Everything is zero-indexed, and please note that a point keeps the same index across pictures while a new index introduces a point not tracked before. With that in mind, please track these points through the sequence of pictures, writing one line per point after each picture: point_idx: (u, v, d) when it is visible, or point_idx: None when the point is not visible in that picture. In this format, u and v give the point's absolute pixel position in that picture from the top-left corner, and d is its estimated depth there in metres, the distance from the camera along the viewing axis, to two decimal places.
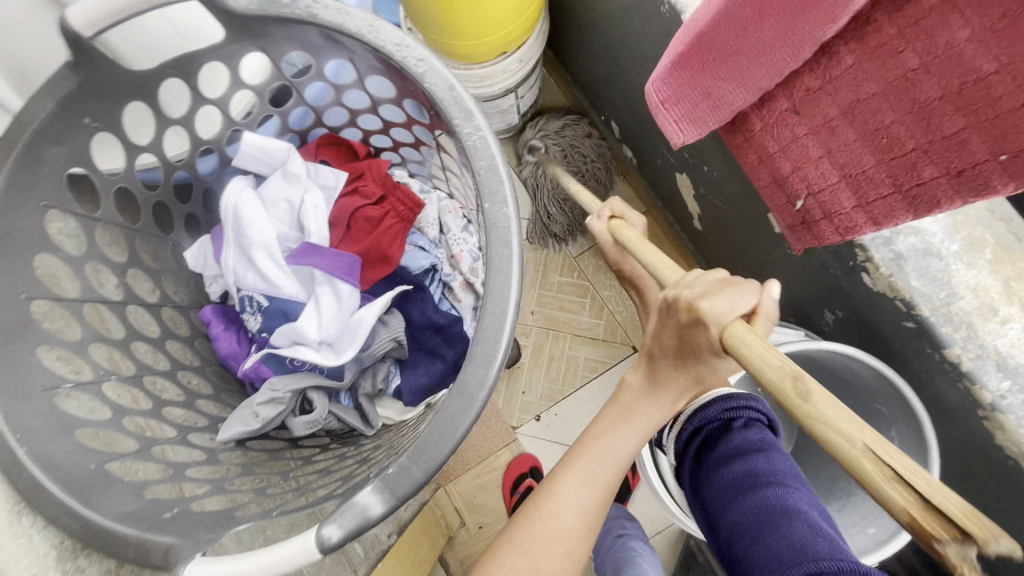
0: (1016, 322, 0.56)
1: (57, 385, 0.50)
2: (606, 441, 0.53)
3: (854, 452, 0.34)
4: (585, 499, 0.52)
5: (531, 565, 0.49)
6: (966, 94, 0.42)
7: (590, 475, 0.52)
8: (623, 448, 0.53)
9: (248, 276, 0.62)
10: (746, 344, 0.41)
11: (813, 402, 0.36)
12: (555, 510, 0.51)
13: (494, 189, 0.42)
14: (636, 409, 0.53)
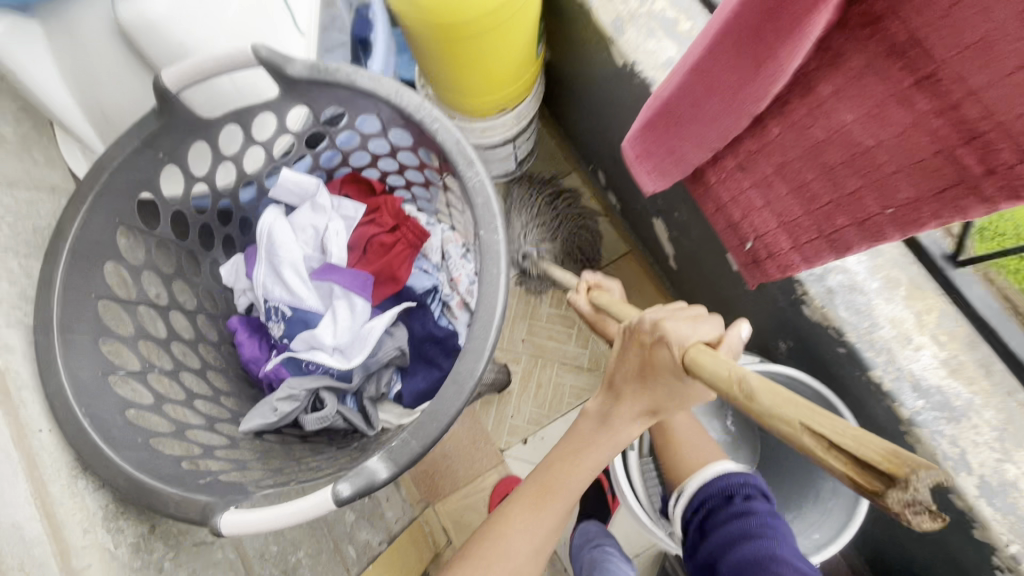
0: (927, 349, 0.66)
1: (112, 371, 0.59)
2: (558, 472, 0.60)
3: (795, 424, 0.36)
4: (536, 527, 0.58)
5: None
6: (858, 162, 0.54)
7: (543, 499, 0.59)
8: (575, 479, 0.59)
9: (276, 289, 0.72)
10: (700, 354, 0.47)
11: (752, 392, 0.40)
12: (509, 529, 0.58)
13: (489, 220, 0.53)
14: (589, 441, 0.59)
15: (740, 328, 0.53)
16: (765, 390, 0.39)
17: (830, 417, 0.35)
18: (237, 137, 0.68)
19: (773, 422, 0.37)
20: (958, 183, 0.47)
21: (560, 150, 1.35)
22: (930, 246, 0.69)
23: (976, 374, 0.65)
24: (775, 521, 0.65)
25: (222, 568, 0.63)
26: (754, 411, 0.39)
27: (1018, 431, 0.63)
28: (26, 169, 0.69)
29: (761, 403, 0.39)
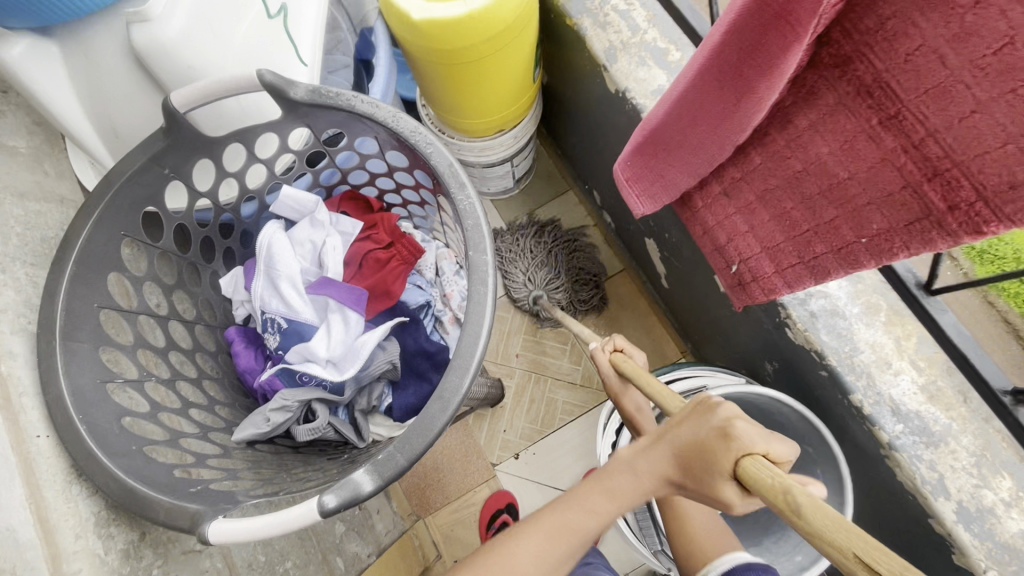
0: (906, 374, 0.68)
1: (111, 380, 0.61)
2: (579, 507, 0.51)
3: (848, 553, 0.37)
4: (544, 560, 0.50)
5: None
6: (834, 193, 0.56)
7: (556, 534, 0.51)
8: (593, 519, 0.51)
9: (273, 301, 0.74)
10: (759, 469, 0.43)
11: (803, 513, 0.40)
12: (512, 554, 0.50)
13: (478, 241, 0.55)
14: (615, 483, 0.51)
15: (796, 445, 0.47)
16: (819, 514, 0.40)
17: (885, 556, 0.36)
18: (241, 155, 0.71)
19: (825, 545, 0.38)
20: (925, 216, 0.49)
21: (558, 169, 1.39)
22: (905, 275, 0.70)
23: (954, 400, 0.66)
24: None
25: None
26: (801, 528, 0.40)
27: (995, 457, 0.64)
28: (37, 181, 0.72)
29: (815, 526, 0.39)
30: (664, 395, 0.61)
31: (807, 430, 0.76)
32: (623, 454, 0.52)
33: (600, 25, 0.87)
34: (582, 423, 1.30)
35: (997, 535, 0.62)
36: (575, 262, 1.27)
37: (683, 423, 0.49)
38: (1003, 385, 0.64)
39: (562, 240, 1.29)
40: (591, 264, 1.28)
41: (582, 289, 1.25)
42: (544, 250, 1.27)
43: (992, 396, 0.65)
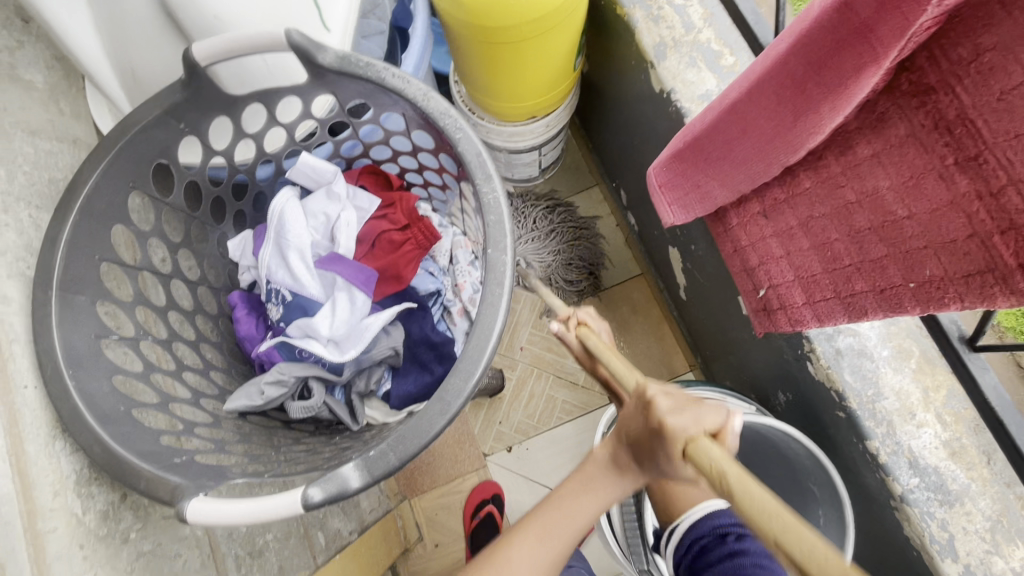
0: (929, 428, 0.64)
1: (106, 336, 0.59)
2: (565, 507, 0.53)
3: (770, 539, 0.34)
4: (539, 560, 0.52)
5: None
6: (887, 230, 0.52)
7: (545, 536, 0.53)
8: (583, 514, 0.53)
9: (279, 271, 0.72)
10: (695, 454, 0.41)
11: (732, 499, 0.37)
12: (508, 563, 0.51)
13: (498, 239, 0.52)
14: (597, 484, 0.53)
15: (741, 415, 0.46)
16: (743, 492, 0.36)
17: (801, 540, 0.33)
18: (261, 115, 0.68)
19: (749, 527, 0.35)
20: (988, 270, 0.45)
21: (586, 163, 1.35)
22: (949, 326, 0.66)
23: (977, 460, 0.63)
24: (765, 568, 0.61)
25: (187, 545, 0.62)
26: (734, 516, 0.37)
27: (1012, 525, 0.61)
28: (51, 120, 0.69)
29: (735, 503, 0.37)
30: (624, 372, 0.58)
31: (813, 468, 0.72)
32: (594, 456, 0.54)
33: (653, 18, 0.82)
34: (579, 424, 1.28)
35: None
36: (573, 248, 1.26)
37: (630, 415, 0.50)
38: None
39: (568, 225, 1.27)
40: (590, 253, 1.26)
41: (570, 271, 1.23)
42: (547, 227, 1.26)
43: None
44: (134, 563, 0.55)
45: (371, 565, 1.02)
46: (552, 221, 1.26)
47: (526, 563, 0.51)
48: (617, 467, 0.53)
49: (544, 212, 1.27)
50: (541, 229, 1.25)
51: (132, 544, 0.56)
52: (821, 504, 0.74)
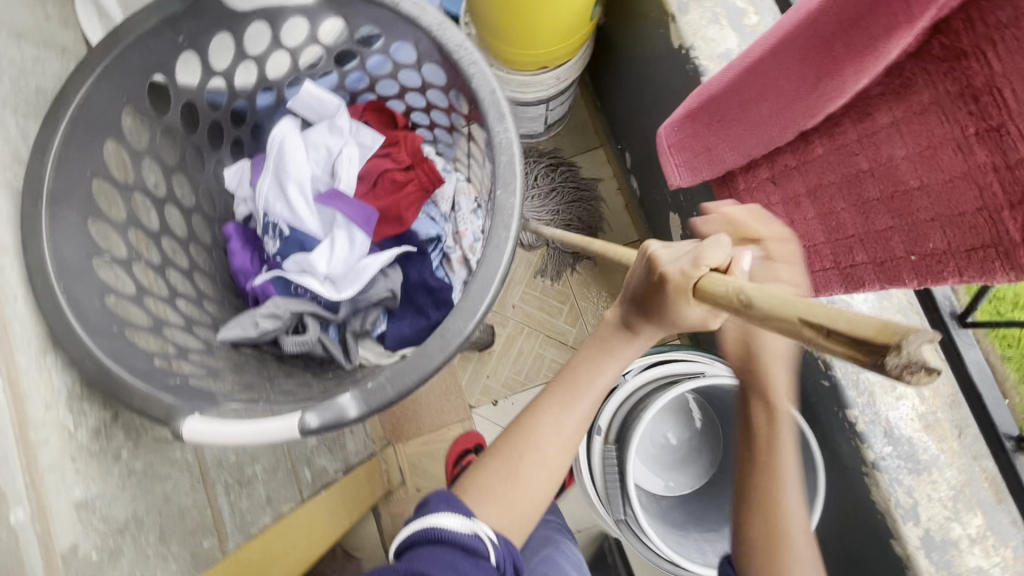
0: (907, 400, 0.67)
1: (97, 255, 0.58)
2: (585, 372, 0.59)
3: (792, 321, 0.33)
4: (564, 420, 0.58)
5: (512, 466, 0.57)
6: (896, 200, 0.52)
7: (568, 397, 0.58)
8: (597, 379, 0.58)
9: (277, 205, 0.70)
10: (714, 283, 0.43)
11: (752, 302, 0.37)
12: (536, 427, 0.58)
13: (508, 180, 0.51)
14: (613, 345, 0.58)
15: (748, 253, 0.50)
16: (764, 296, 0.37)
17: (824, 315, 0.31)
18: (264, 37, 0.65)
19: (771, 324, 0.35)
20: (992, 245, 0.45)
21: (593, 122, 1.33)
22: (942, 301, 0.68)
23: (949, 433, 0.65)
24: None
25: (178, 468, 0.63)
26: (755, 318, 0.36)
27: (973, 495, 0.64)
28: (39, 25, 0.65)
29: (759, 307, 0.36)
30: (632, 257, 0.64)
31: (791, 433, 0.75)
32: (605, 323, 0.59)
33: None
34: None
35: (954, 567, 0.63)
36: (573, 208, 1.26)
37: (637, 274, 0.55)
38: (1009, 430, 0.64)
39: (569, 184, 1.27)
40: (590, 215, 1.26)
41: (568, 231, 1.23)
42: (548, 185, 1.25)
43: (995, 438, 0.65)
44: (126, 481, 0.56)
45: (356, 503, 1.04)
46: (554, 179, 1.26)
47: (553, 428, 0.58)
48: (627, 328, 0.57)
49: (547, 170, 1.27)
50: (543, 185, 1.25)
51: (124, 463, 0.56)
52: None
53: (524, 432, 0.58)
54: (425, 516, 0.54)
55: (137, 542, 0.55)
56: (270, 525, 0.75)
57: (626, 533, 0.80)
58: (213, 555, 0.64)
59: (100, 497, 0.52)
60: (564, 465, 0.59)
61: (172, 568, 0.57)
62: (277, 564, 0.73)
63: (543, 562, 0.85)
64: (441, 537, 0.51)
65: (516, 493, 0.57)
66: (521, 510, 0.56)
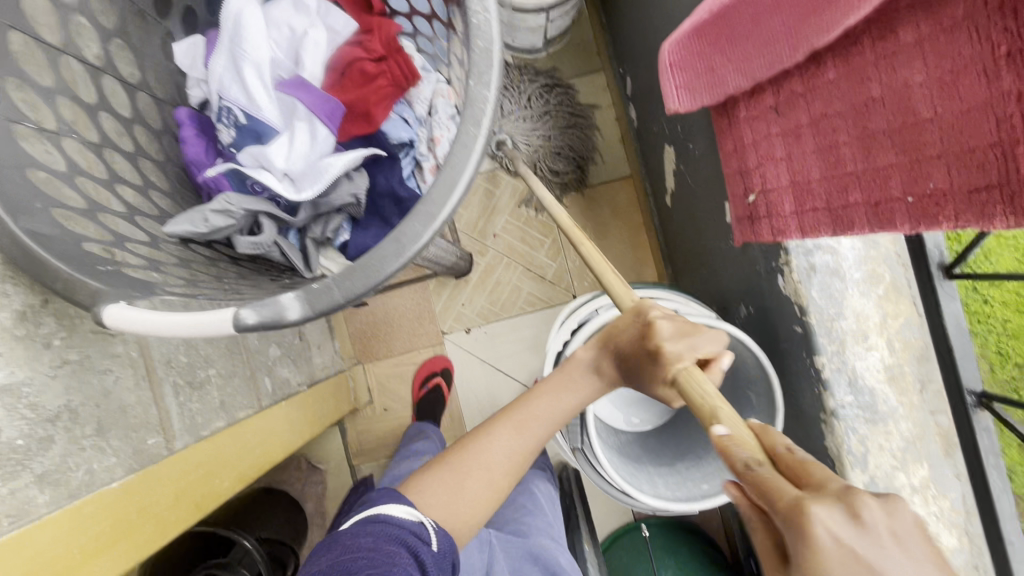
0: (877, 350, 0.66)
1: (18, 122, 0.51)
2: (543, 403, 0.65)
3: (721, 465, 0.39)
4: (514, 446, 0.63)
5: (459, 481, 0.61)
6: (904, 134, 0.47)
7: (522, 425, 0.64)
8: (553, 411, 0.64)
9: (233, 88, 0.63)
10: (693, 386, 0.48)
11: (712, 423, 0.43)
12: (488, 447, 0.63)
13: (482, 70, 0.45)
14: (573, 382, 0.65)
15: (729, 354, 0.54)
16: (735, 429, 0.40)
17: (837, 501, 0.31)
18: None
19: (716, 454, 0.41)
20: (996, 186, 0.41)
21: (596, 41, 1.25)
22: (931, 250, 0.64)
23: (911, 387, 0.66)
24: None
25: (120, 363, 0.60)
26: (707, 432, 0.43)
27: (923, 448, 0.66)
28: None
29: (748, 458, 0.37)
30: (612, 281, 0.64)
31: (757, 377, 0.75)
32: (570, 369, 0.65)
33: None
34: (540, 316, 1.29)
35: None
36: (566, 135, 1.20)
37: (625, 331, 0.60)
38: (973, 386, 0.63)
39: (563, 108, 1.21)
40: (581, 144, 1.22)
41: (558, 160, 1.19)
42: (541, 107, 1.18)
43: (957, 393, 0.64)
44: (58, 370, 0.53)
45: (320, 417, 1.04)
46: (548, 101, 1.19)
47: (506, 452, 0.63)
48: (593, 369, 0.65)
49: (541, 89, 1.20)
50: (536, 105, 1.18)
51: (57, 351, 0.53)
52: (754, 411, 0.77)
53: (478, 450, 0.63)
54: (376, 501, 0.59)
55: (70, 432, 0.53)
56: (223, 429, 0.74)
57: (580, 462, 0.82)
58: (158, 453, 0.62)
59: (27, 383, 0.50)
60: (505, 483, 0.63)
61: (111, 461, 0.56)
62: (229, 468, 0.72)
63: (521, 493, 0.94)
64: (388, 520, 0.56)
65: (457, 502, 0.61)
66: (459, 517, 0.60)
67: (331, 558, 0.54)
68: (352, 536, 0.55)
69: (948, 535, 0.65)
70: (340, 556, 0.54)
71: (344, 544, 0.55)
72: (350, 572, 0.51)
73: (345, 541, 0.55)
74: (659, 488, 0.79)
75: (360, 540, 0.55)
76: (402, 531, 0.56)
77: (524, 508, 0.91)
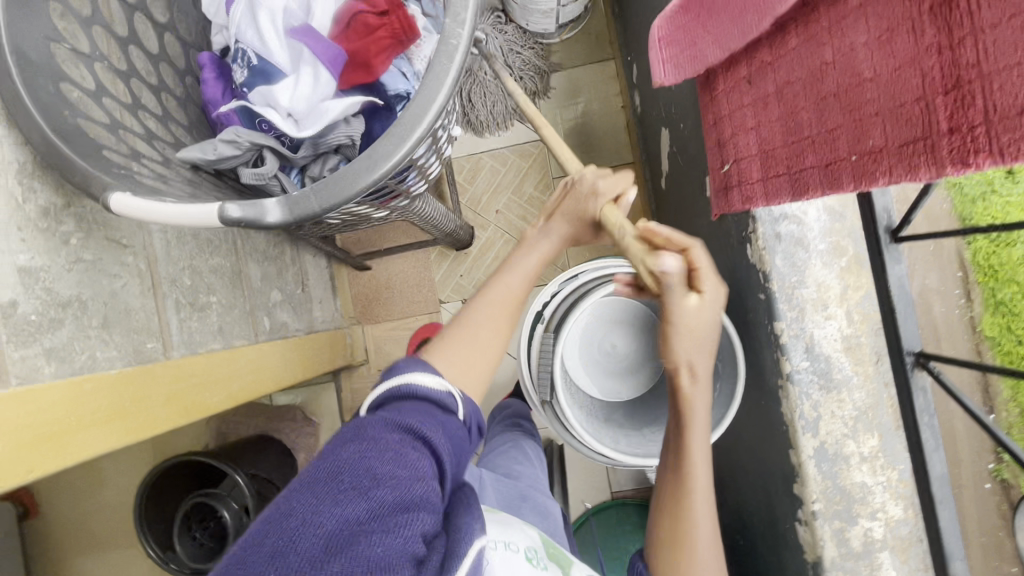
0: (835, 320, 0.68)
1: (58, 43, 0.58)
2: (518, 257, 0.68)
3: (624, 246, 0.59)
4: (502, 290, 0.66)
5: (469, 336, 0.64)
6: (850, 95, 0.50)
7: (500, 280, 0.67)
8: (529, 258, 0.68)
9: (248, 33, 0.70)
10: (613, 215, 0.61)
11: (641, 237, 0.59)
12: (480, 304, 0.66)
13: (458, 11, 0.50)
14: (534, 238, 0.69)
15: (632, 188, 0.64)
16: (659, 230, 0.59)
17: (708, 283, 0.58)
18: None
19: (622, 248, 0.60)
20: (922, 138, 0.44)
21: (607, 31, 1.29)
22: (880, 214, 0.61)
23: (866, 357, 0.67)
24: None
25: (128, 272, 0.67)
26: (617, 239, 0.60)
27: (875, 418, 0.67)
28: None
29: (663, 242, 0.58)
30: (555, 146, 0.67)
31: (723, 346, 0.77)
32: (530, 235, 0.70)
33: None
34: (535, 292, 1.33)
35: (840, 477, 0.67)
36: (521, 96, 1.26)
37: (572, 203, 0.66)
38: (912, 346, 0.61)
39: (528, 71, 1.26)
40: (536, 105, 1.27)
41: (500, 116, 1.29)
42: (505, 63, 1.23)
43: (897, 353, 0.62)
44: (73, 264, 0.59)
45: (316, 363, 1.10)
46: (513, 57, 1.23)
47: (499, 300, 0.66)
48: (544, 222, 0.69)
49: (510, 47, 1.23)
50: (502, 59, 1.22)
51: (72, 249, 0.59)
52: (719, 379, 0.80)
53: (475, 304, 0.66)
54: (397, 374, 0.57)
55: (78, 319, 0.59)
56: (217, 351, 0.80)
57: (548, 415, 0.85)
58: (156, 356, 0.69)
59: (45, 269, 0.56)
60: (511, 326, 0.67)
61: (113, 353, 0.63)
62: (222, 386, 0.78)
63: (514, 447, 0.98)
64: (410, 411, 0.53)
65: (471, 353, 0.63)
66: (475, 368, 0.63)
67: (353, 450, 0.49)
68: (377, 430, 0.50)
69: (894, 505, 0.67)
70: (366, 452, 0.49)
71: (369, 438, 0.50)
72: (379, 478, 0.47)
73: (370, 434, 0.50)
74: (620, 442, 0.86)
75: (382, 435, 0.50)
76: (421, 425, 0.52)
77: (514, 458, 0.95)
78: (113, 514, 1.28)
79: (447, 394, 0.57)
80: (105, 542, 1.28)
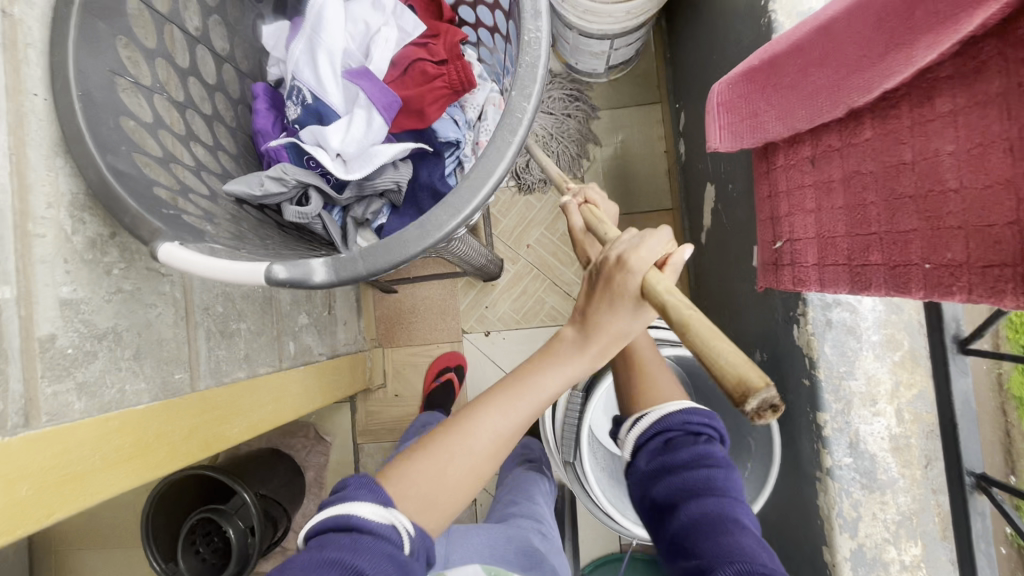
0: (884, 418, 0.64)
1: (121, 75, 0.58)
2: (537, 379, 0.57)
3: (684, 324, 0.43)
4: (501, 423, 0.56)
5: (439, 468, 0.55)
6: (929, 201, 0.48)
7: (512, 396, 0.57)
8: (547, 385, 0.57)
9: (305, 71, 0.70)
10: (657, 280, 0.49)
11: (668, 303, 0.46)
12: (472, 431, 0.56)
13: (526, 83, 0.49)
14: (559, 355, 0.57)
15: (688, 247, 0.51)
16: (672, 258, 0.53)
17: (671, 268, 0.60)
18: None
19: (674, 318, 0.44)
20: (1011, 264, 0.41)
21: (656, 74, 1.28)
22: (948, 321, 0.58)
23: (915, 461, 0.64)
24: (731, 468, 0.61)
25: (165, 301, 0.66)
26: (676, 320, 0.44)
27: (920, 526, 0.63)
28: None
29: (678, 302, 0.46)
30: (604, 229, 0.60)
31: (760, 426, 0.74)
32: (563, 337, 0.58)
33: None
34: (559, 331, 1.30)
35: None
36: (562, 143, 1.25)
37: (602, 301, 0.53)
38: (972, 467, 0.58)
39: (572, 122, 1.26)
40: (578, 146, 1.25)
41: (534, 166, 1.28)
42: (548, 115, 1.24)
43: (956, 473, 0.59)
44: (112, 296, 0.59)
45: (334, 387, 1.09)
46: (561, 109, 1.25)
47: (490, 435, 0.56)
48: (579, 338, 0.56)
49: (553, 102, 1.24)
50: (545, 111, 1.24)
51: (114, 279, 0.59)
52: (752, 458, 0.77)
53: (461, 434, 0.56)
54: (342, 501, 0.53)
55: (111, 351, 0.59)
56: (241, 380, 0.79)
57: (570, 476, 0.83)
58: (182, 388, 0.68)
59: (86, 301, 0.56)
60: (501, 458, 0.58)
61: (141, 386, 0.62)
62: (243, 417, 0.77)
63: (516, 489, 0.92)
64: (343, 541, 0.49)
65: (437, 490, 0.55)
66: (437, 506, 0.55)
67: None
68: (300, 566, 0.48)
69: None
70: None
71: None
72: None
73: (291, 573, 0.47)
74: None
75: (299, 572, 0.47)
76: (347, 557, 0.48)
77: (512, 501, 0.89)
78: (118, 515, 1.27)
79: (391, 520, 0.52)
80: (109, 542, 1.28)
